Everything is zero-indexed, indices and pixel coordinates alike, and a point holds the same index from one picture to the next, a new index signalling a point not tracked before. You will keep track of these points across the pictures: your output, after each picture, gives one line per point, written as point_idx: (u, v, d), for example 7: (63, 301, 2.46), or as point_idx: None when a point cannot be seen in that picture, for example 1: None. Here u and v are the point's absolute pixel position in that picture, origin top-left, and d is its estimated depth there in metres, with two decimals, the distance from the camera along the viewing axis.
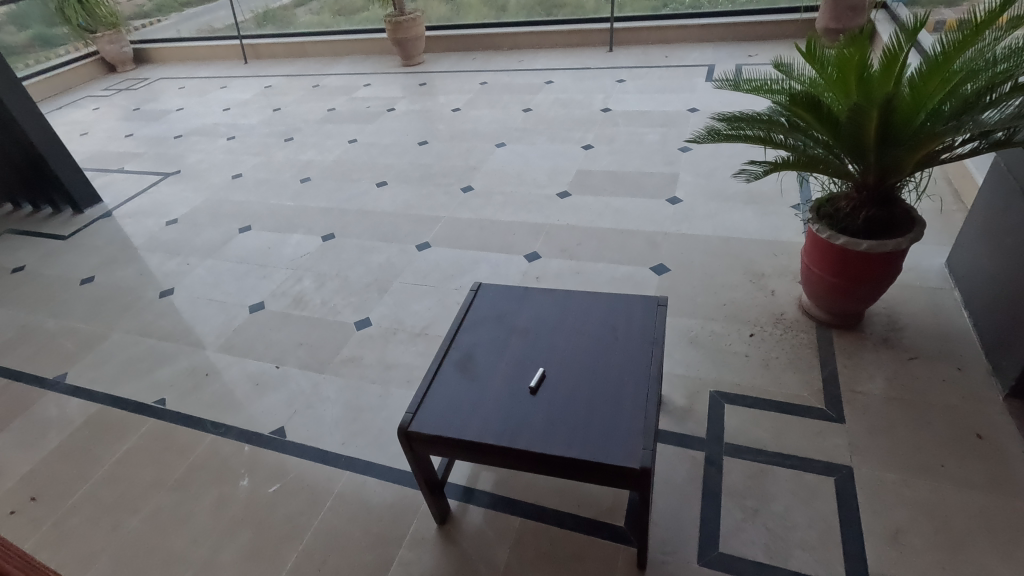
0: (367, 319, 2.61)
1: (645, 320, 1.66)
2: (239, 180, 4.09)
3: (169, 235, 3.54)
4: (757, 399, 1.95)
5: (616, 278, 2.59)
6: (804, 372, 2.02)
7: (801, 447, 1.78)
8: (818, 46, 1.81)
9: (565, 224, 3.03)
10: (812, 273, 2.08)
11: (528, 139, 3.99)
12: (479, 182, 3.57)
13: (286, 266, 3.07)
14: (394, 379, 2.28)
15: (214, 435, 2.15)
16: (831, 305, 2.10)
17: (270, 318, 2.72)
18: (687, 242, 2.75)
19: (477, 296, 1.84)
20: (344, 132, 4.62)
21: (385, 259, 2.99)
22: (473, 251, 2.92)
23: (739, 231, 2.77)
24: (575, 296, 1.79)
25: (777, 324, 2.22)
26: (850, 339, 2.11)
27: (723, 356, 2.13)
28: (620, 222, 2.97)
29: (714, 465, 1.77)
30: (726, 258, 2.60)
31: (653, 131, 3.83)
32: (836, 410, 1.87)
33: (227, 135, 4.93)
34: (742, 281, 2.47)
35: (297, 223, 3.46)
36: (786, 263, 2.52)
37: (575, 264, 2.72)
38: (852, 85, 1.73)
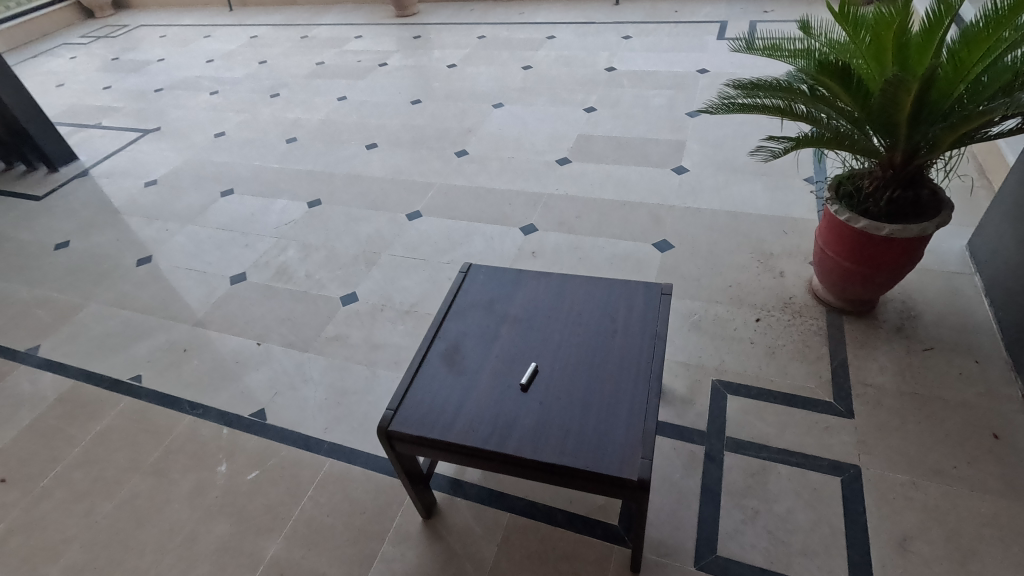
0: (354, 294, 2.48)
1: (647, 310, 1.53)
2: (223, 139, 3.89)
3: (148, 198, 3.37)
4: (761, 390, 1.85)
5: (616, 255, 2.46)
6: (812, 362, 1.91)
7: (807, 444, 1.69)
8: (850, 6, 1.60)
9: (564, 194, 2.87)
10: (826, 256, 1.96)
11: (527, 100, 3.77)
12: (475, 146, 3.38)
13: (270, 234, 2.92)
14: (381, 360, 2.17)
15: (192, 416, 2.06)
16: (845, 290, 1.98)
17: (252, 291, 2.59)
18: (693, 217, 2.60)
19: (467, 278, 1.71)
20: (334, 89, 4.38)
21: (374, 229, 2.85)
22: (466, 223, 2.78)
23: (747, 206, 2.61)
24: (573, 281, 1.66)
25: (785, 309, 2.10)
26: (862, 327, 1.99)
27: (727, 342, 2.02)
28: (622, 193, 2.81)
29: (714, 461, 1.69)
30: (733, 236, 2.46)
31: (660, 93, 3.61)
32: (845, 404, 1.78)
33: (210, 90, 4.68)
34: (749, 261, 2.33)
35: (282, 187, 3.29)
36: (798, 242, 2.37)
37: (573, 239, 2.58)
38: (887, 53, 1.54)
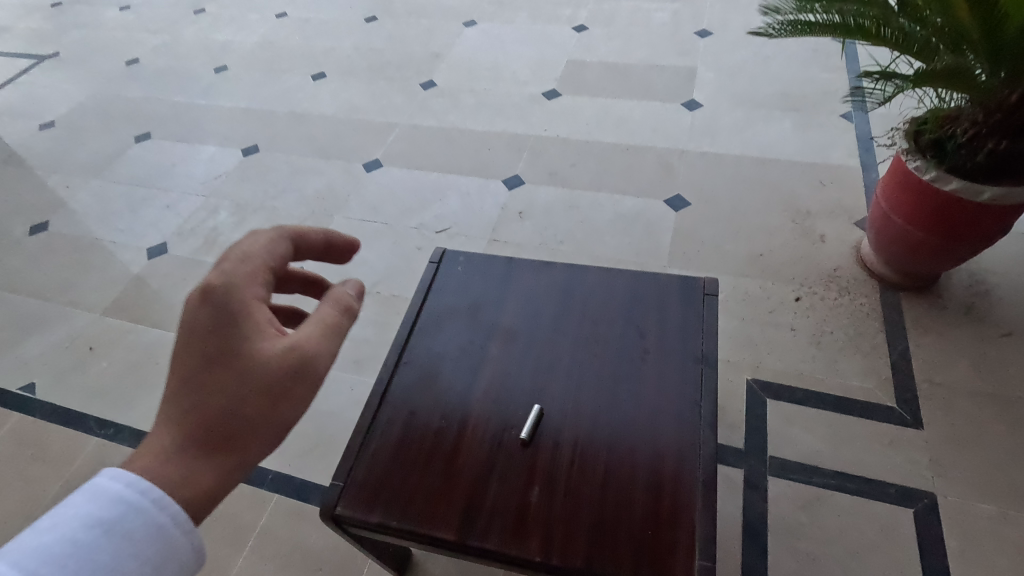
0: (301, 270, 2.01)
1: (686, 316, 1.14)
2: (136, 68, 3.20)
3: (43, 145, 2.75)
4: (808, 392, 1.51)
5: (621, 215, 2.03)
6: (867, 354, 1.56)
7: (869, 465, 1.37)
8: None
9: (555, 136, 2.37)
10: (890, 223, 1.56)
11: (504, 16, 3.15)
12: (443, 76, 2.80)
13: (195, 191, 2.39)
14: (336, 358, 1.75)
15: (100, 438, 1.64)
16: (910, 263, 1.60)
17: (175, 267, 2.10)
18: (711, 165, 2.16)
19: (440, 273, 1.29)
20: (270, 3, 3.64)
21: (324, 183, 2.33)
22: (437, 175, 2.29)
23: (776, 150, 2.17)
24: (582, 274, 1.25)
25: (829, 285, 1.73)
26: (924, 307, 1.64)
27: (762, 329, 1.65)
28: (625, 135, 2.33)
29: (756, 489, 1.36)
30: (760, 190, 2.04)
31: (663, 8, 3.03)
32: (911, 409, 1.45)
33: (120, 4, 3.87)
34: (782, 222, 1.93)
35: (210, 129, 2.70)
36: (839, 197, 1.97)
37: (568, 195, 2.13)
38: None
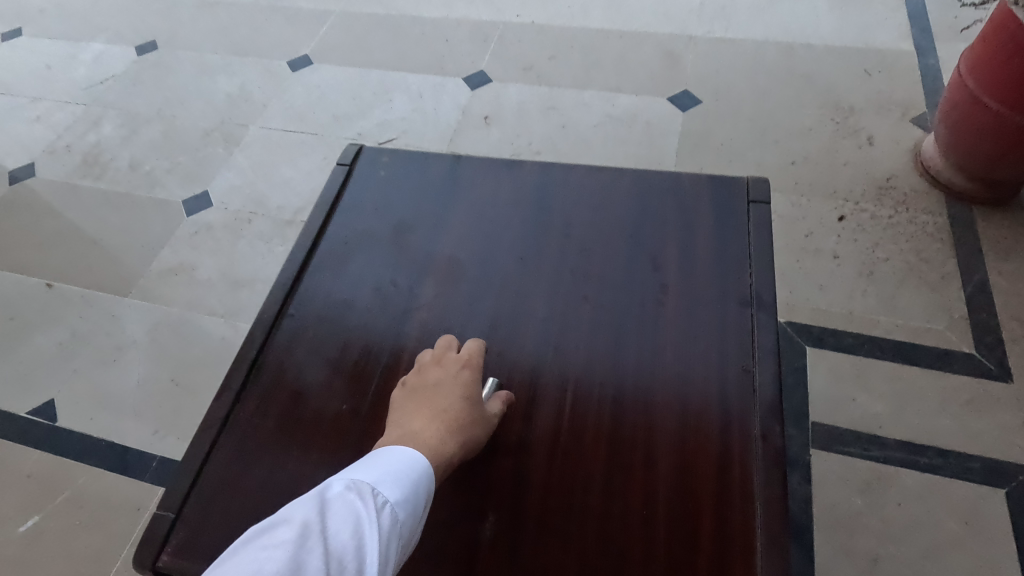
0: (205, 195, 1.57)
1: (724, 237, 0.74)
2: None
3: None
4: (860, 338, 1.15)
5: (614, 118, 1.59)
6: (935, 287, 1.20)
7: (944, 433, 1.04)
8: None
9: (529, 22, 1.88)
10: (979, 112, 1.16)
11: None
12: None
13: (73, 99, 1.88)
14: (246, 307, 1.35)
15: None
16: (995, 167, 1.21)
17: (43, 193, 1.63)
18: (725, 53, 1.71)
19: (354, 179, 0.86)
20: None
21: (238, 85, 1.84)
22: (380, 73, 1.81)
23: (807, 34, 1.72)
24: (564, 176, 0.84)
25: (881, 199, 1.35)
26: (1005, 224, 1.27)
27: (797, 258, 1.28)
28: (616, 19, 1.85)
29: (796, 468, 1.03)
30: (789, 82, 1.61)
31: None
32: (995, 357, 1.10)
33: None
34: (818, 123, 1.51)
35: (97, 23, 2.15)
36: (888, 88, 1.55)
37: (546, 94, 1.67)
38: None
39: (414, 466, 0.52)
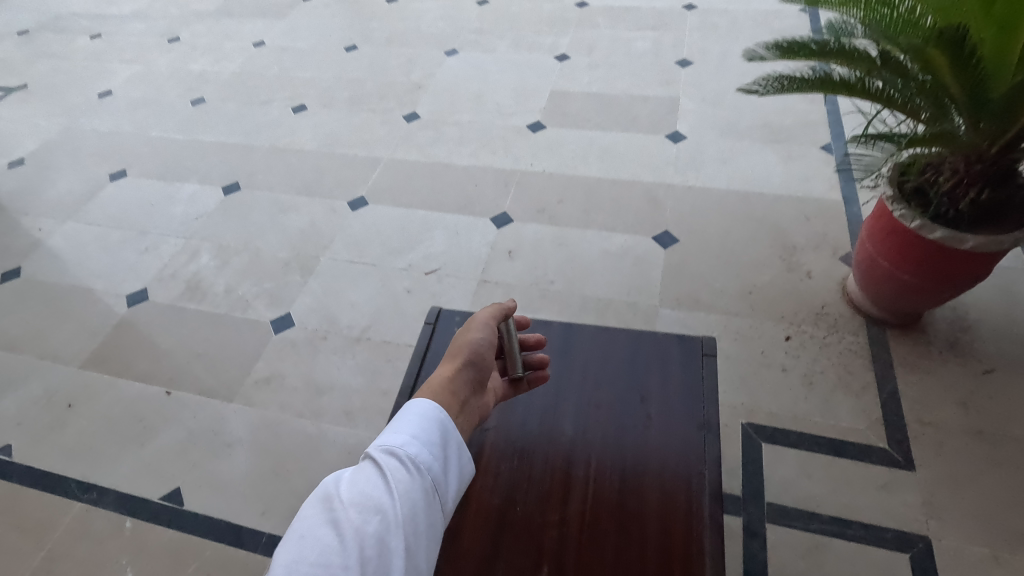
0: (288, 315, 1.98)
1: (687, 379, 1.14)
2: (109, 101, 3.11)
3: (14, 184, 2.65)
4: (802, 435, 1.52)
5: (611, 252, 2.03)
6: (858, 394, 1.59)
7: (865, 509, 1.39)
8: None
9: (541, 170, 2.37)
10: (876, 264, 1.59)
11: (487, 44, 3.15)
12: (427, 107, 2.79)
13: (175, 232, 2.33)
14: (328, 409, 1.72)
15: (82, 503, 1.58)
16: (895, 302, 1.63)
17: (156, 314, 2.04)
18: (697, 198, 2.18)
19: (437, 334, 1.27)
20: (248, 30, 3.59)
21: (309, 221, 2.30)
22: (424, 211, 2.27)
23: (760, 183, 2.20)
24: (580, 334, 1.25)
25: (817, 322, 1.76)
26: (910, 344, 1.67)
27: (755, 369, 1.67)
28: (610, 168, 2.35)
29: (756, 538, 1.36)
30: (747, 224, 2.07)
31: (642, 35, 3.06)
32: (902, 450, 1.47)
33: (90, 32, 3.77)
34: (769, 258, 1.95)
35: (189, 165, 2.64)
36: (822, 229, 2.01)
37: (557, 231, 2.13)
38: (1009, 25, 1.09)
39: (431, 412, 0.74)
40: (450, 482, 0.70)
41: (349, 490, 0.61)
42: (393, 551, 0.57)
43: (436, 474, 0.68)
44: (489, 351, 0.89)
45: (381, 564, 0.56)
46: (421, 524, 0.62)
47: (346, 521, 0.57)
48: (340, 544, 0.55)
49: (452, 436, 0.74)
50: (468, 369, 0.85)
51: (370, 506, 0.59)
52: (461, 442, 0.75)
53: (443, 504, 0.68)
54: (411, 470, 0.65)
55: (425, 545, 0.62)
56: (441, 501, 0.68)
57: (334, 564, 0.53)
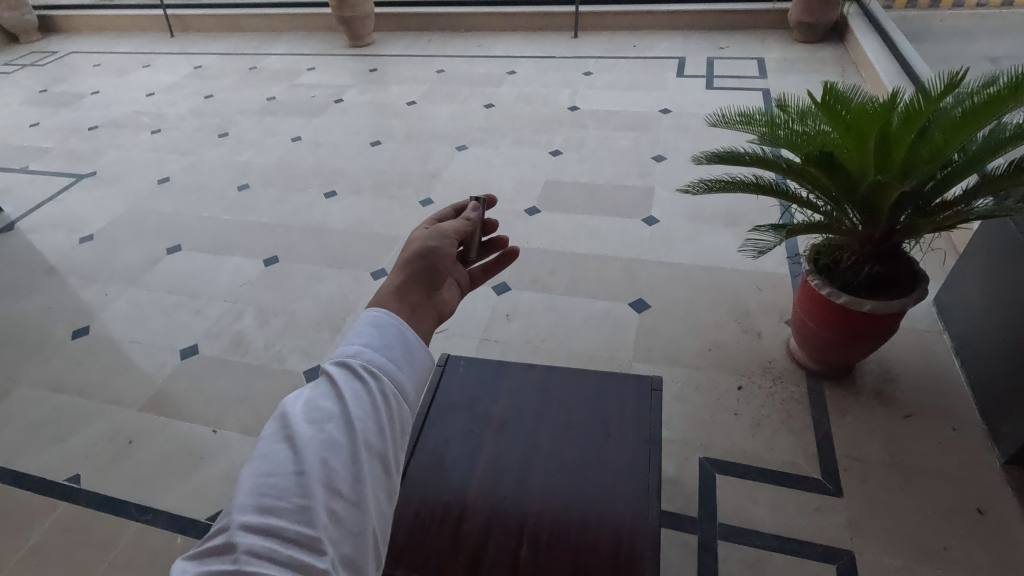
0: (318, 367, 2.32)
1: (640, 409, 1.46)
2: (166, 186, 3.62)
3: (84, 256, 3.09)
4: (750, 468, 1.81)
5: (593, 316, 2.39)
6: (798, 434, 1.88)
7: (800, 529, 1.65)
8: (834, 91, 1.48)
9: (536, 247, 2.79)
10: (805, 325, 1.94)
11: (492, 142, 3.69)
12: (439, 194, 3.26)
13: (222, 297, 2.72)
14: None
15: (140, 523, 1.86)
16: (825, 357, 1.96)
17: (205, 365, 2.39)
18: (667, 272, 2.57)
19: (445, 373, 1.61)
20: (287, 127, 4.19)
21: (337, 289, 2.69)
22: None
23: (720, 259, 2.60)
24: (557, 374, 1.58)
25: (765, 374, 2.08)
26: (842, 393, 1.99)
27: (712, 413, 1.98)
28: (594, 246, 2.76)
29: (709, 552, 1.62)
30: (708, 293, 2.44)
31: (624, 135, 3.60)
32: (833, 480, 1.75)
33: (151, 128, 4.38)
34: (727, 321, 2.30)
35: (235, 241, 3.09)
36: (771, 298, 2.38)
37: (548, 298, 2.50)
38: (869, 145, 1.48)
39: (384, 317, 0.70)
40: (415, 378, 0.67)
41: (302, 405, 0.60)
42: (348, 455, 0.56)
43: (395, 372, 0.65)
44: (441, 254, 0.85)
45: (335, 469, 0.55)
46: (380, 425, 0.60)
47: (296, 435, 0.56)
48: (293, 457, 0.55)
49: (405, 337, 0.69)
50: (417, 274, 0.81)
51: (323, 416, 0.58)
52: (416, 338, 0.70)
53: (411, 399, 0.65)
54: (364, 373, 0.62)
55: (391, 440, 0.60)
56: (407, 394, 0.65)
57: (286, 474, 0.53)
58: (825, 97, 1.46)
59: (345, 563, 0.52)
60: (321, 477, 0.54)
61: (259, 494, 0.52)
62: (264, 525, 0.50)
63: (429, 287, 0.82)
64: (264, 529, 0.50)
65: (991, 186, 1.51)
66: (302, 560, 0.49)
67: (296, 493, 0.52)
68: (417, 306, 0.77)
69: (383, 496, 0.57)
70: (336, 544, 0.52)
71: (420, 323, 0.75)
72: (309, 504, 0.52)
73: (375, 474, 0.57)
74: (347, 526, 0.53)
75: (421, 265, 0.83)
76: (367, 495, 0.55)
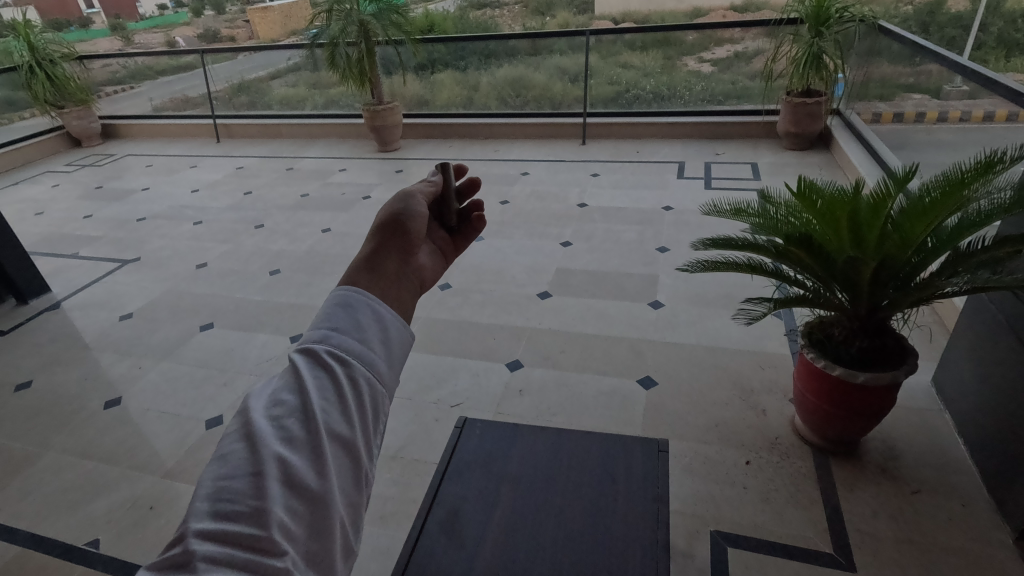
0: None
1: (647, 469, 1.53)
2: (204, 270, 3.90)
3: (122, 332, 3.29)
4: (760, 541, 1.82)
5: (603, 393, 2.49)
6: (808, 508, 1.90)
7: None
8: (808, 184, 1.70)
9: (547, 328, 2.95)
10: (805, 399, 2.02)
11: (506, 233, 3.97)
12: (457, 279, 3.49)
13: (248, 371, 2.86)
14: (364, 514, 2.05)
15: None
16: (828, 432, 2.03)
17: None
18: (673, 351, 2.69)
19: (462, 435, 1.70)
20: (318, 220, 4.54)
21: None
22: (452, 358, 2.80)
23: (723, 340, 2.73)
24: (569, 436, 1.67)
25: (772, 450, 2.13)
26: (849, 469, 2.02)
27: (721, 487, 2.01)
28: (603, 327, 2.91)
29: None
30: (713, 372, 2.54)
31: (630, 228, 3.87)
32: (845, 554, 1.75)
33: (193, 220, 4.77)
34: (731, 398, 2.39)
35: (264, 320, 3.28)
36: (775, 377, 2.47)
37: (559, 375, 2.61)
38: (844, 229, 1.67)
39: (355, 295, 0.60)
40: (391, 359, 0.58)
41: (264, 401, 0.52)
42: (310, 449, 0.49)
43: (367, 355, 0.56)
44: (414, 215, 0.74)
45: (295, 465, 0.48)
46: (348, 414, 0.52)
47: (255, 432, 0.49)
48: (251, 454, 0.48)
49: (376, 315, 0.60)
50: (391, 238, 0.71)
51: (283, 411, 0.51)
52: (390, 312, 0.61)
53: (386, 383, 0.57)
54: (329, 360, 0.54)
55: (361, 428, 0.53)
56: (383, 376, 0.57)
57: (241, 475, 0.46)
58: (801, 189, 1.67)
59: (308, 563, 0.44)
60: (279, 474, 0.47)
61: (216, 499, 0.45)
62: (221, 531, 0.42)
63: (405, 250, 0.71)
64: (217, 536, 0.42)
65: (959, 264, 1.68)
66: (259, 560, 0.41)
67: (251, 492, 0.45)
68: (397, 276, 0.67)
69: (352, 490, 0.50)
70: (298, 544, 0.44)
71: (400, 293, 0.65)
72: (265, 505, 0.44)
73: (340, 466, 0.50)
74: (310, 524, 0.46)
75: (393, 229, 0.72)
76: (333, 488, 0.48)
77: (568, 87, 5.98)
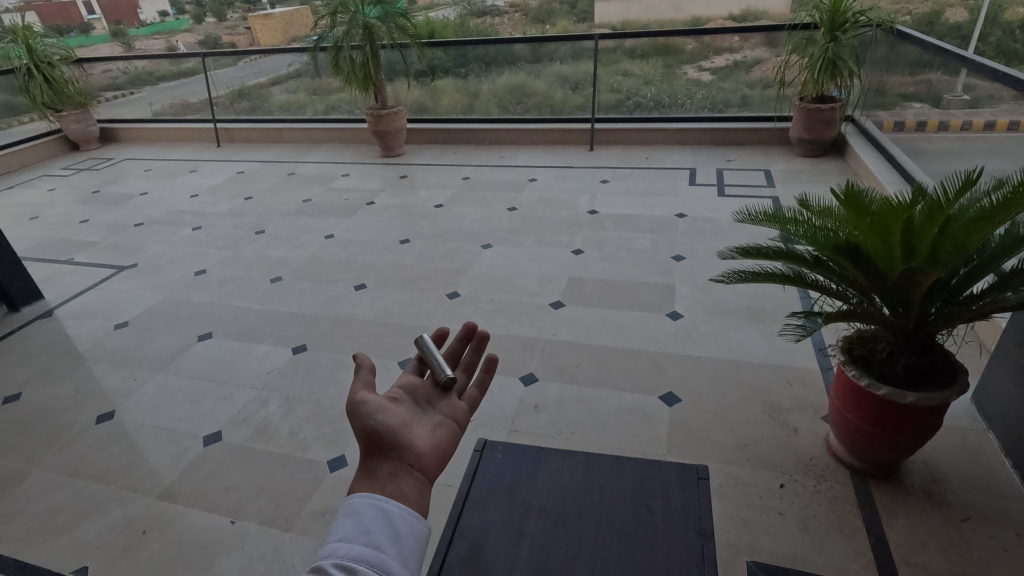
0: (343, 457, 2.27)
1: (687, 499, 1.40)
2: (203, 278, 3.78)
3: (117, 342, 3.16)
4: (802, 573, 1.69)
5: (624, 409, 2.36)
6: (850, 537, 1.78)
7: None
8: (857, 190, 1.59)
9: (562, 340, 2.82)
10: (845, 419, 1.90)
11: (516, 241, 3.86)
12: (466, 288, 3.36)
13: (249, 384, 2.73)
14: None
15: None
16: (868, 454, 1.90)
17: (227, 452, 2.34)
18: (695, 365, 2.57)
19: (482, 459, 1.57)
20: (320, 226, 4.42)
21: None
22: None
23: (747, 353, 2.60)
24: (599, 463, 1.53)
25: (807, 472, 2.01)
26: (891, 493, 1.90)
27: (755, 512, 1.88)
28: (621, 339, 2.79)
29: None
30: (739, 387, 2.41)
31: (643, 236, 3.76)
32: None
33: (192, 225, 4.65)
34: (760, 417, 2.26)
35: (265, 329, 3.15)
36: (804, 393, 2.35)
37: (576, 390, 2.49)
38: (895, 239, 1.56)
39: (358, 503, 0.73)
40: (397, 555, 0.70)
41: None
42: None
43: (373, 558, 0.68)
44: (389, 419, 0.88)
45: None
46: None
47: None
48: None
49: (379, 516, 0.72)
50: (379, 445, 0.84)
51: None
52: (392, 507, 0.74)
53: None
54: (337, 572, 0.65)
55: None
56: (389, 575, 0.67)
57: None
58: (850, 195, 1.56)
59: None
60: None
61: None
62: None
63: (392, 449, 0.84)
64: None
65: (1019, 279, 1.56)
66: None
67: None
68: (392, 475, 0.80)
69: None
70: None
71: (395, 492, 0.78)
72: None
73: None
74: None
75: (378, 434, 0.85)
76: None
77: (568, 94, 5.91)
